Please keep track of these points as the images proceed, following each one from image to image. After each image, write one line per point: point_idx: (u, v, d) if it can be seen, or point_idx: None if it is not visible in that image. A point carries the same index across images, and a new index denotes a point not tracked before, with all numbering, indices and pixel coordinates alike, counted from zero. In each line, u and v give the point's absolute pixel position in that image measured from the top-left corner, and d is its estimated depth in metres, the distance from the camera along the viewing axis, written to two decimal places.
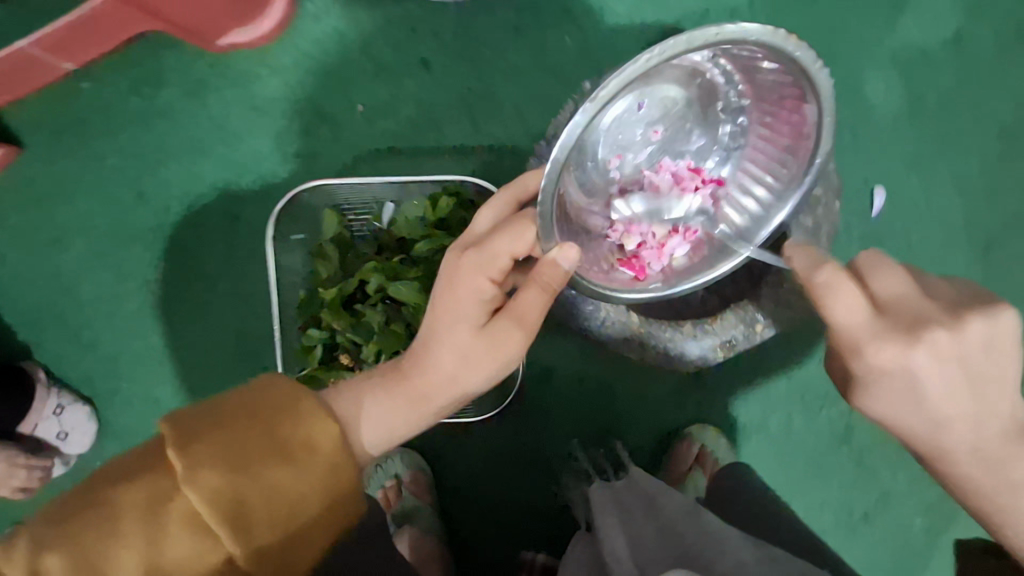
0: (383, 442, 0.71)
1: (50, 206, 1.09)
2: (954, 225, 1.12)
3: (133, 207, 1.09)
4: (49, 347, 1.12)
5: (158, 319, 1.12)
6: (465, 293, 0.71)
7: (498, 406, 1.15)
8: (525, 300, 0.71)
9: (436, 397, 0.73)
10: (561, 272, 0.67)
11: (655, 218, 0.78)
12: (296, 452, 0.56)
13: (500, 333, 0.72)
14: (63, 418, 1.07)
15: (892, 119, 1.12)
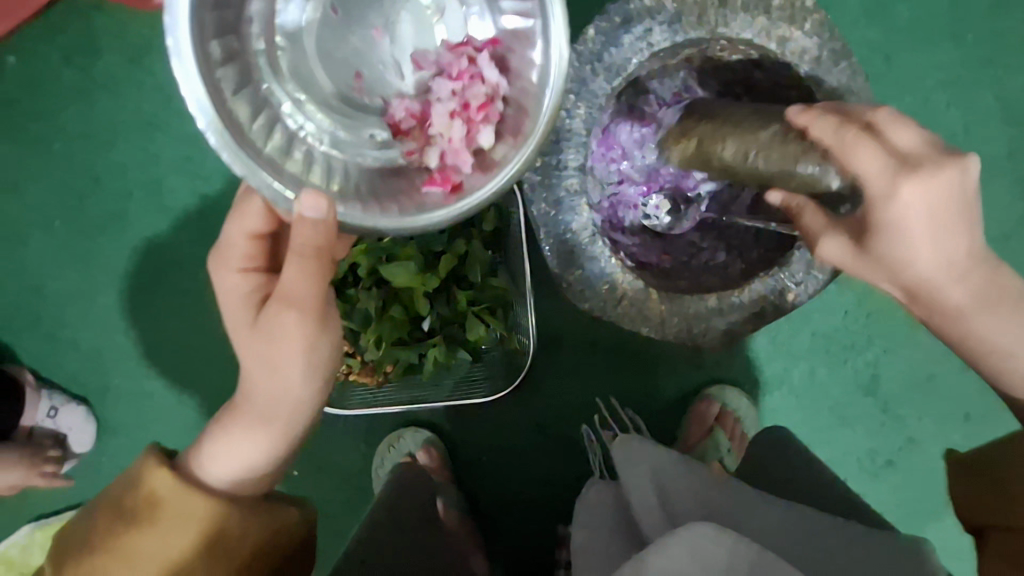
0: (235, 470, 0.69)
1: (9, 200, 1.02)
2: (1002, 153, 1.01)
3: (92, 195, 1.00)
4: (31, 348, 1.05)
5: (137, 310, 1.05)
6: (231, 299, 0.70)
7: (510, 382, 1.07)
8: (288, 278, 0.63)
9: (273, 410, 0.70)
10: (311, 229, 0.56)
11: (450, 108, 0.63)
12: (145, 516, 0.61)
13: (279, 323, 0.66)
14: (59, 419, 1.03)
15: (929, 40, 0.99)
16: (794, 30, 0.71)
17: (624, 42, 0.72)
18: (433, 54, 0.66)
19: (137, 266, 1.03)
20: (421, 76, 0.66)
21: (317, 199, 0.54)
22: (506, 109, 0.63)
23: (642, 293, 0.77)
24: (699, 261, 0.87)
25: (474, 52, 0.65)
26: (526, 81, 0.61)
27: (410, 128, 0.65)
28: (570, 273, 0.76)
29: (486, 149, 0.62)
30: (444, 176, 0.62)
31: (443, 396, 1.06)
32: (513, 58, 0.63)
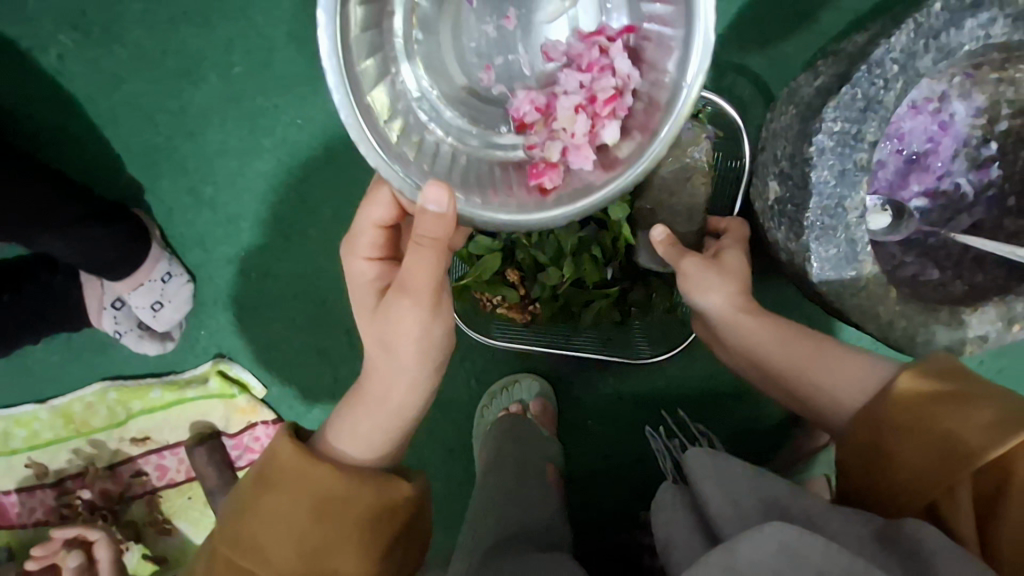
0: (361, 446, 0.69)
1: (191, 33, 0.94)
2: None
3: (283, 51, 0.94)
4: (167, 196, 0.98)
5: (292, 187, 0.97)
6: (358, 287, 0.72)
7: (652, 356, 1.02)
8: (413, 273, 0.62)
9: (388, 393, 0.70)
10: (434, 218, 0.56)
11: (571, 106, 0.67)
12: (268, 473, 0.64)
13: (395, 312, 0.66)
14: (167, 284, 0.96)
15: None
16: None
17: (964, 27, 0.63)
18: (559, 48, 0.70)
19: (304, 137, 0.96)
20: (547, 71, 0.71)
21: (439, 191, 0.55)
22: (635, 103, 0.65)
23: (882, 288, 0.72)
24: (904, 274, 0.84)
25: (604, 42, 0.67)
26: (659, 76, 0.63)
27: (535, 122, 0.70)
28: (806, 237, 0.71)
29: (610, 146, 0.65)
30: (549, 168, 0.66)
31: (582, 351, 1.02)
32: (649, 50, 0.65)
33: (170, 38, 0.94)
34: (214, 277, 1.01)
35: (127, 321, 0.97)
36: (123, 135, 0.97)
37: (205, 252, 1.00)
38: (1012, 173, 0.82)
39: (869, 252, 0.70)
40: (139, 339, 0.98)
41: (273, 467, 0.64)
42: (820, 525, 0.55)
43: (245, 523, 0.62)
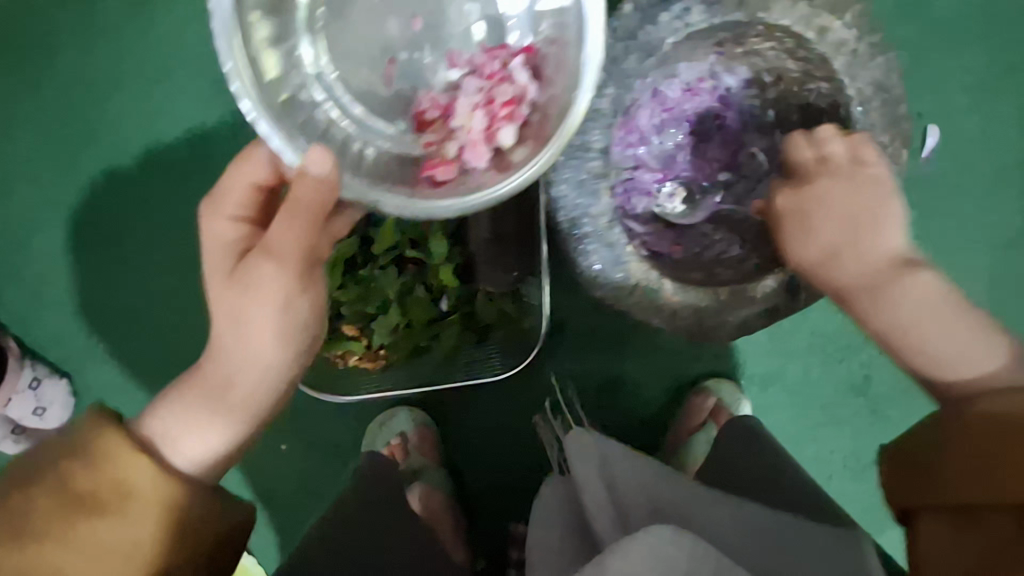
0: (190, 458, 0.61)
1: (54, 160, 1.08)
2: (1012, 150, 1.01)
3: (107, 150, 1.01)
4: (48, 295, 1.10)
5: (143, 280, 1.10)
6: (215, 246, 0.68)
7: (512, 368, 1.04)
8: (279, 233, 0.61)
9: (233, 376, 0.64)
10: (313, 185, 0.56)
11: (473, 112, 0.66)
12: (98, 503, 0.49)
13: (257, 273, 0.63)
14: (41, 392, 1.03)
15: (956, 38, 0.98)
16: (834, 20, 0.68)
17: (661, 20, 0.71)
18: (467, 59, 0.70)
19: (144, 236, 1.09)
20: (449, 77, 0.70)
21: (322, 157, 0.55)
22: (532, 113, 0.65)
23: (656, 284, 0.76)
24: (713, 257, 0.83)
25: (507, 58, 0.68)
26: (556, 89, 0.63)
27: (434, 121, 0.69)
28: (583, 261, 0.75)
29: (505, 149, 0.65)
30: (445, 162, 0.65)
31: (446, 381, 1.04)
32: (547, 66, 0.65)
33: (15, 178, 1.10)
34: (89, 376, 1.09)
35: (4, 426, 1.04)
36: None
37: (79, 356, 1.09)
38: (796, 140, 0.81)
39: (631, 254, 0.76)
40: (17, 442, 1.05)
41: (90, 485, 0.49)
42: (692, 518, 0.70)
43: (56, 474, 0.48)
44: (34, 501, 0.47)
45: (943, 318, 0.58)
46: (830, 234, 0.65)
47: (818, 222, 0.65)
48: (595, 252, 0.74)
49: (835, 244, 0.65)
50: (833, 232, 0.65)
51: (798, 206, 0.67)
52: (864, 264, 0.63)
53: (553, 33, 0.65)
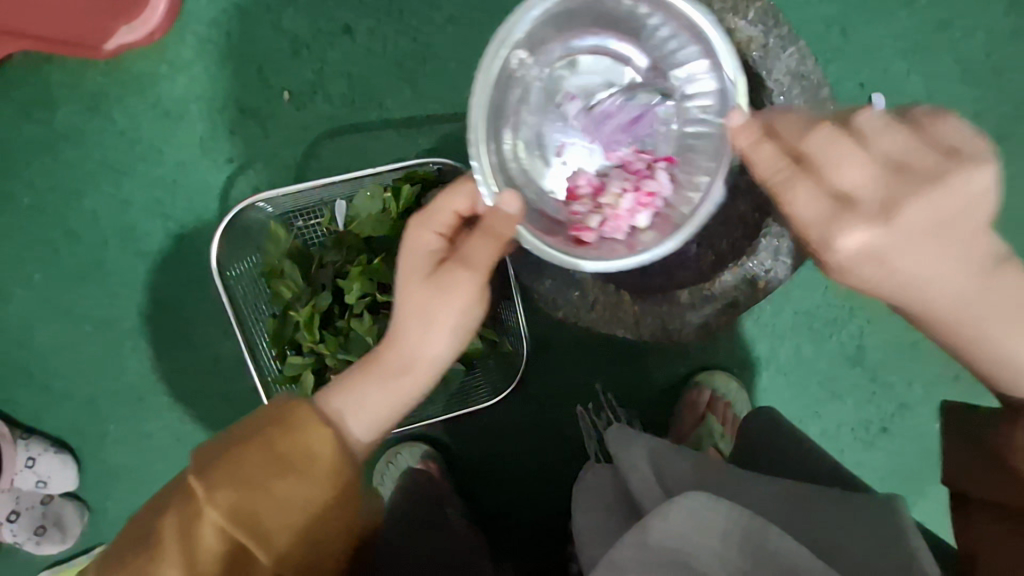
0: (365, 433, 0.64)
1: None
2: (958, 106, 1.01)
3: (67, 246, 1.00)
4: (25, 402, 1.05)
5: (119, 362, 1.04)
6: (414, 255, 0.69)
7: (497, 394, 1.06)
8: (475, 244, 0.65)
9: (412, 369, 0.67)
10: (509, 219, 0.63)
11: (616, 191, 0.71)
12: (293, 461, 0.55)
13: (452, 282, 0.66)
14: (36, 468, 1.00)
15: (880, 5, 1.00)
16: (737, 20, 0.71)
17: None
18: (620, 150, 0.75)
19: (106, 318, 1.02)
20: (604, 161, 0.75)
21: (512, 198, 0.63)
22: (666, 203, 0.70)
23: (614, 296, 0.79)
24: (674, 256, 0.84)
25: (652, 159, 0.73)
26: (689, 193, 0.69)
27: (585, 195, 0.72)
28: (537, 288, 0.78)
29: (640, 229, 0.70)
30: (591, 227, 0.69)
31: (437, 414, 1.05)
32: (681, 172, 0.72)
33: None
34: (83, 467, 1.07)
35: (25, 531, 1.02)
36: None
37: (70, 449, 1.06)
38: None
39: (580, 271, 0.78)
40: (39, 544, 1.03)
41: (289, 447, 0.55)
42: (731, 492, 0.73)
43: (256, 446, 0.54)
44: (254, 454, 0.53)
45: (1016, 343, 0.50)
46: (939, 277, 0.48)
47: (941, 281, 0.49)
48: (550, 276, 0.78)
49: (931, 272, 0.47)
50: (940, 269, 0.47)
51: (987, 248, 0.48)
52: (959, 290, 0.48)
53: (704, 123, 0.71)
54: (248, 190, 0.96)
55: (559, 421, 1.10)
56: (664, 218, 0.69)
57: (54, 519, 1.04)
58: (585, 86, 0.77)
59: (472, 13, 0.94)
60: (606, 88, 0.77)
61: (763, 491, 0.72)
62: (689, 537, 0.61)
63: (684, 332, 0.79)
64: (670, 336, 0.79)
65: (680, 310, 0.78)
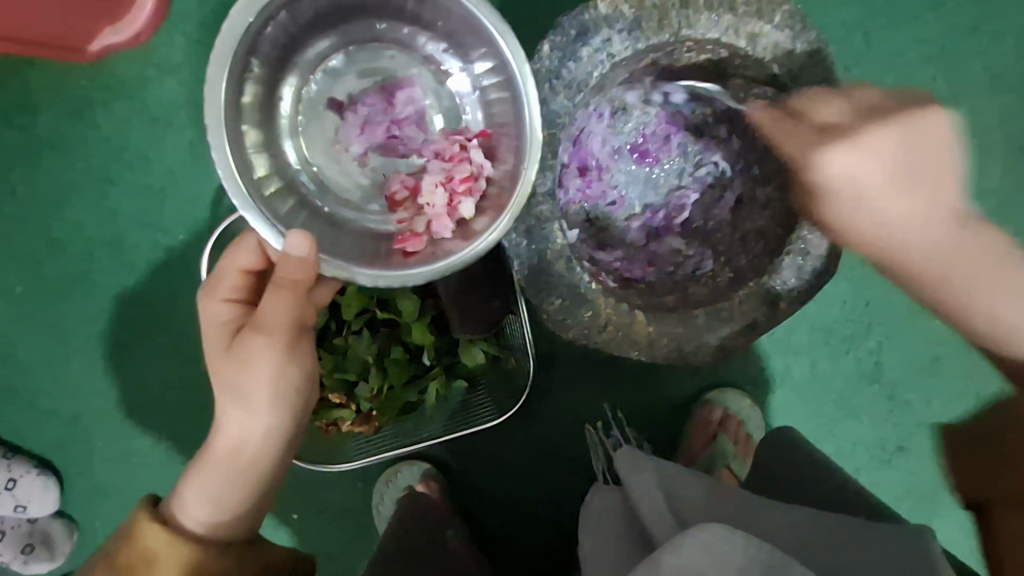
0: (224, 518, 0.66)
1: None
2: (984, 114, 0.97)
3: (51, 257, 0.95)
4: (8, 419, 1.01)
5: (105, 378, 0.99)
6: (210, 329, 0.66)
7: (503, 414, 1.00)
8: (268, 310, 0.61)
9: (240, 448, 0.66)
10: (301, 267, 0.56)
11: (430, 188, 0.66)
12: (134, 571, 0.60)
13: (249, 351, 0.63)
14: (16, 492, 0.97)
15: (905, 8, 0.95)
16: (761, 25, 0.66)
17: (582, 55, 0.67)
18: (426, 143, 0.71)
19: (92, 332, 0.98)
20: (413, 157, 0.72)
21: (301, 239, 0.55)
22: (489, 187, 0.64)
23: (628, 316, 0.74)
24: (686, 271, 0.81)
25: (465, 139, 0.68)
26: (508, 167, 0.63)
27: (405, 200, 0.68)
28: (548, 307, 0.74)
29: (468, 219, 0.64)
30: (418, 236, 0.64)
31: (439, 435, 1.00)
32: (500, 146, 0.66)
33: None
34: (68, 487, 1.02)
35: (11, 550, 0.99)
36: None
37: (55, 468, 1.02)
38: (750, 142, 0.79)
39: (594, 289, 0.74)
40: (28, 563, 1.00)
41: (146, 545, 0.62)
42: (748, 521, 0.67)
43: (109, 561, 0.61)
44: (106, 570, 0.60)
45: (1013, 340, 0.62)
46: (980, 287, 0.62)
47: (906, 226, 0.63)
48: (561, 295, 0.73)
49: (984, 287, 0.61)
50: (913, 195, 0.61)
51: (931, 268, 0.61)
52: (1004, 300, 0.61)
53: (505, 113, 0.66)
54: None
55: (566, 440, 1.06)
56: (495, 202, 0.63)
57: (42, 539, 1.00)
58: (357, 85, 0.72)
59: None
60: (352, 82, 0.72)
61: (782, 521, 0.67)
62: (704, 570, 0.57)
63: (700, 355, 0.75)
64: (686, 359, 0.75)
65: (698, 332, 0.74)
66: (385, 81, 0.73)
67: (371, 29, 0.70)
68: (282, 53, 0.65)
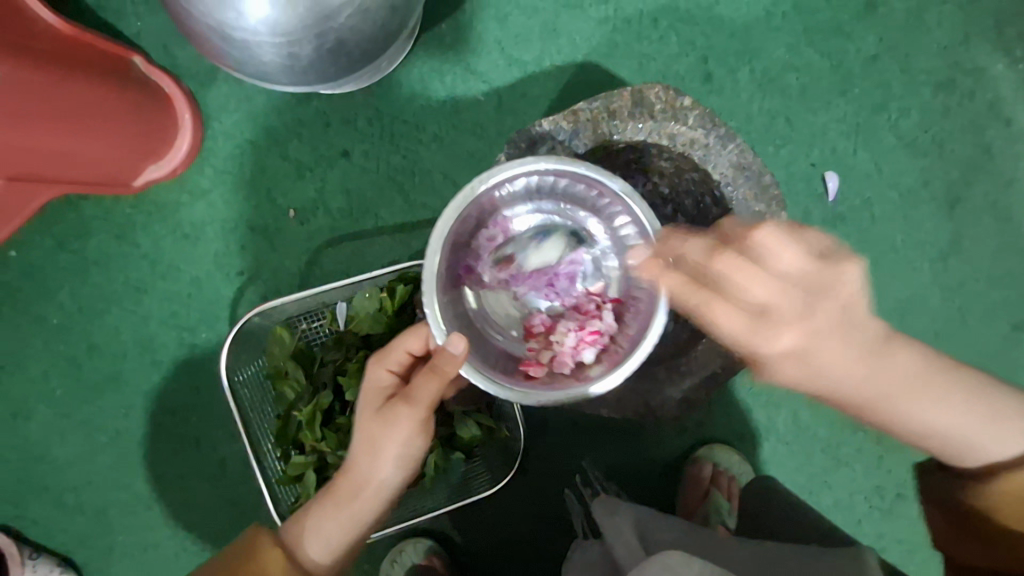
0: (327, 554, 0.74)
1: (13, 381, 1.07)
2: (904, 177, 1.10)
3: (90, 361, 1.07)
4: (40, 517, 1.08)
5: (131, 471, 1.07)
6: (370, 387, 0.77)
7: (498, 482, 1.07)
8: (422, 386, 0.72)
9: (357, 496, 0.74)
10: (452, 366, 0.69)
11: (568, 332, 0.77)
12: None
13: (394, 417, 0.73)
14: None
15: (823, 93, 1.09)
16: (679, 126, 0.81)
17: None
18: (569, 294, 0.82)
19: (123, 428, 1.07)
20: (554, 303, 0.82)
21: (458, 340, 0.68)
22: (611, 341, 0.76)
23: None
24: None
25: (601, 300, 0.80)
26: (633, 329, 0.75)
27: (539, 334, 0.79)
28: None
29: (586, 364, 0.75)
30: (540, 362, 0.75)
31: (439, 507, 1.05)
32: (629, 312, 0.77)
33: None
34: None
35: None
36: None
37: (80, 564, 1.07)
38: None
39: None
40: None
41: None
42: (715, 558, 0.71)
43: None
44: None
45: (932, 393, 0.63)
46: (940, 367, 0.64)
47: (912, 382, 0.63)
48: None
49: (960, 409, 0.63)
50: (846, 350, 0.62)
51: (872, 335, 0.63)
52: (950, 389, 0.63)
53: (637, 285, 0.76)
54: (258, 299, 1.05)
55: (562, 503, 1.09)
56: (614, 355, 0.73)
57: None
58: (567, 227, 0.82)
59: (451, 132, 1.04)
60: (552, 229, 0.83)
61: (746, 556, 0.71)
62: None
63: (664, 409, 0.82)
64: (648, 412, 0.83)
65: (658, 386, 0.83)
66: (578, 233, 0.83)
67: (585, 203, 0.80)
68: (492, 212, 0.78)
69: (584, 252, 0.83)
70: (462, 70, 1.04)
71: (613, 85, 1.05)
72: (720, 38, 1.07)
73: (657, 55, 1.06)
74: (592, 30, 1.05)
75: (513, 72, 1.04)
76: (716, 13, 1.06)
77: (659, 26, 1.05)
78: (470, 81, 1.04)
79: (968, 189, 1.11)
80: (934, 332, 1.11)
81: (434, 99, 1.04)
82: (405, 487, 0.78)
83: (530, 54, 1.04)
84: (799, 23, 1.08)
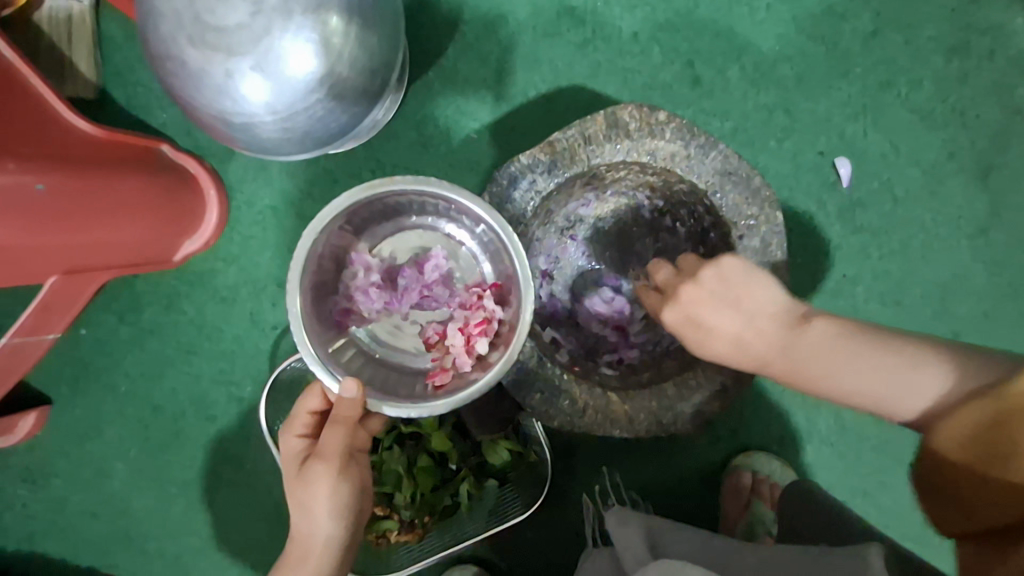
0: None
1: (94, 446, 1.20)
2: (923, 153, 1.04)
3: (155, 422, 1.18)
4: (129, 563, 1.20)
5: (200, 517, 1.18)
6: (287, 457, 0.84)
7: (531, 506, 1.07)
8: (329, 440, 0.79)
9: (308, 555, 0.80)
10: (348, 404, 0.75)
11: (456, 330, 0.86)
12: None
13: (312, 476, 0.79)
14: None
15: (821, 78, 1.05)
16: (656, 141, 0.81)
17: (516, 197, 0.83)
18: (453, 298, 0.92)
19: (188, 479, 1.18)
20: (444, 310, 0.93)
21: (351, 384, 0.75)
22: (500, 327, 0.83)
23: (602, 399, 0.84)
24: (662, 348, 0.92)
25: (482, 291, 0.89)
26: (512, 312, 0.81)
27: (437, 342, 0.89)
28: (530, 403, 0.84)
29: (483, 356, 0.82)
30: (443, 368, 0.84)
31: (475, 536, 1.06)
32: (507, 293, 0.85)
33: (75, 470, 1.20)
34: None
35: None
36: (77, 548, 1.20)
37: None
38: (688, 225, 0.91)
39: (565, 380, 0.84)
40: None
41: None
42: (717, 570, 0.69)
43: None
44: None
45: (854, 347, 0.67)
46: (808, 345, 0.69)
47: (932, 361, 0.64)
48: (539, 391, 0.84)
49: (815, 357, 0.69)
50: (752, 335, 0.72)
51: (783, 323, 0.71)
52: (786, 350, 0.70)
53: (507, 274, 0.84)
54: (291, 350, 1.14)
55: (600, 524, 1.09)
56: (505, 342, 0.79)
57: None
58: (409, 255, 0.95)
59: (449, 172, 1.09)
60: (397, 254, 0.95)
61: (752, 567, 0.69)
62: None
63: (678, 425, 0.82)
64: (663, 430, 0.82)
65: (668, 403, 0.82)
66: (420, 253, 0.95)
67: (400, 223, 0.93)
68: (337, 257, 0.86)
69: (457, 258, 0.94)
70: (453, 111, 1.09)
71: (598, 103, 1.06)
72: (703, 41, 1.06)
73: (641, 68, 1.06)
74: (573, 55, 1.07)
75: (501, 106, 1.08)
76: (696, 17, 1.06)
77: (640, 40, 1.06)
78: (461, 121, 1.09)
79: (999, 156, 1.03)
80: (981, 312, 1.04)
81: (430, 142, 1.09)
82: (357, 534, 0.83)
83: (515, 86, 1.08)
84: (785, 12, 1.05)
